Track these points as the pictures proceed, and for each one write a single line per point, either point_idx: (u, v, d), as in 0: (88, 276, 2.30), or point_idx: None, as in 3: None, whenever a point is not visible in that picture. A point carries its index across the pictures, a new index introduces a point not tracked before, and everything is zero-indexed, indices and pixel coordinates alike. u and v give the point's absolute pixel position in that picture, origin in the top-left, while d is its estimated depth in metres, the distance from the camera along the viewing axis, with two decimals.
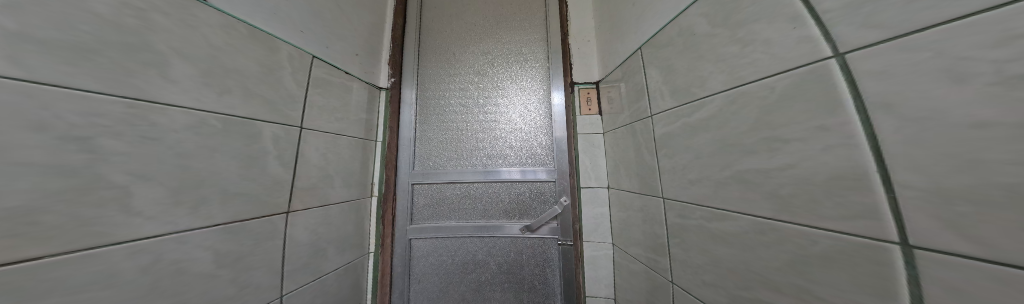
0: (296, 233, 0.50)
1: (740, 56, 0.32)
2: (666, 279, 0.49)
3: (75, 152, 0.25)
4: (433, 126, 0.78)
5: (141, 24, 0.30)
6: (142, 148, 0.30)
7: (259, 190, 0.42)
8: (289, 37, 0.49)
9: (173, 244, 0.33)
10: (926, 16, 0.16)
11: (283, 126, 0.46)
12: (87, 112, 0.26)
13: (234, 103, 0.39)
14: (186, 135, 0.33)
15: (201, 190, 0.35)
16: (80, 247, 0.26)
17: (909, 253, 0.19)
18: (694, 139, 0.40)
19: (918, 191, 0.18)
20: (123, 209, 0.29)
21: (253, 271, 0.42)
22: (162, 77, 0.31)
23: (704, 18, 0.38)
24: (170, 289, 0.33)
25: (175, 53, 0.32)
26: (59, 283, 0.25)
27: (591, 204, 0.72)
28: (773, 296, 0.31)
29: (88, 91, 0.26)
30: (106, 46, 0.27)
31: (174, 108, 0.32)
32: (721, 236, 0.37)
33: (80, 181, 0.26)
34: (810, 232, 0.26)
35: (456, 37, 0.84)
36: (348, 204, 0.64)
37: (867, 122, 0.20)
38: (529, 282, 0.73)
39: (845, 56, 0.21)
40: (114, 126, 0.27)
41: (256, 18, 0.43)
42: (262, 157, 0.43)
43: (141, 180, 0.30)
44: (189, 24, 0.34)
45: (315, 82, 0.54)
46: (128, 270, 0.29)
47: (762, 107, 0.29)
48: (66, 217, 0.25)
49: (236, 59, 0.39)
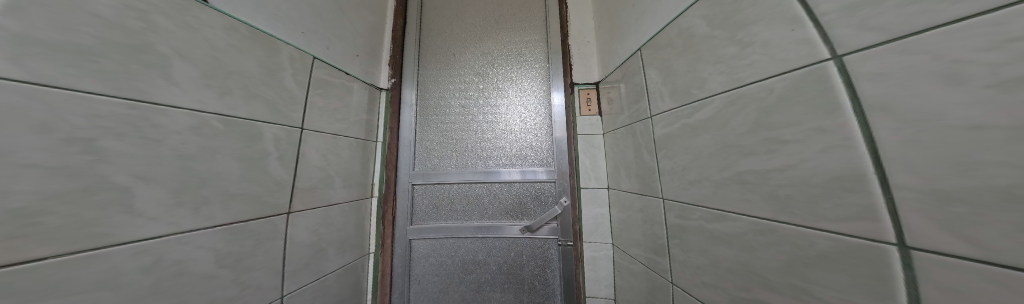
0: (297, 233, 0.50)
1: (739, 58, 0.32)
2: (666, 280, 0.49)
3: (78, 153, 0.25)
4: (433, 126, 0.78)
5: (144, 25, 0.30)
6: (144, 149, 0.30)
7: (260, 191, 0.43)
8: (290, 38, 0.49)
9: (175, 245, 0.33)
10: (923, 19, 0.16)
11: (284, 127, 0.47)
12: (90, 113, 0.26)
13: (235, 104, 0.39)
14: (188, 136, 0.33)
15: (202, 191, 0.35)
16: (83, 248, 0.26)
17: (907, 254, 0.19)
18: (694, 140, 0.40)
19: (915, 193, 0.18)
20: (125, 210, 0.29)
21: (254, 272, 0.42)
22: (164, 78, 0.31)
23: (703, 19, 0.38)
24: (171, 290, 0.33)
25: (177, 54, 0.33)
26: (61, 283, 0.25)
27: (591, 205, 0.72)
28: (772, 296, 0.31)
29: (91, 92, 0.26)
30: (109, 48, 0.27)
31: (175, 109, 0.32)
32: (721, 236, 0.37)
33: (83, 182, 0.26)
34: (809, 233, 0.26)
35: (456, 37, 0.84)
36: (349, 204, 0.64)
37: (865, 123, 0.20)
38: (529, 282, 0.73)
39: (844, 58, 0.21)
40: (117, 127, 0.28)
41: (257, 19, 0.43)
42: (263, 158, 0.43)
43: (143, 181, 0.30)
44: (191, 25, 0.34)
45: (315, 83, 0.54)
46: (130, 271, 0.29)
47: (762, 108, 0.29)
48: (69, 217, 0.25)
49: (238, 60, 0.39)
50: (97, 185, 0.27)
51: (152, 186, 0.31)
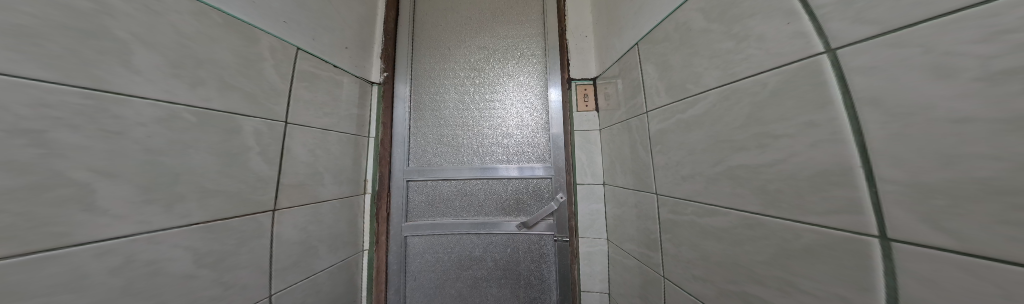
0: (284, 230, 0.48)
1: (737, 52, 0.32)
2: (658, 274, 0.50)
3: (26, 146, 0.23)
4: (430, 122, 0.77)
5: (97, 7, 0.28)
6: (104, 142, 0.28)
7: (241, 187, 0.41)
8: (271, 28, 0.46)
9: (146, 244, 0.32)
10: (919, 10, 0.16)
11: (266, 121, 0.45)
12: (39, 102, 0.24)
13: (210, 95, 0.37)
14: (155, 129, 0.32)
15: (175, 187, 0.34)
16: (39, 247, 0.24)
17: (886, 246, 0.19)
18: (688, 137, 0.40)
19: (900, 186, 0.18)
20: (86, 207, 0.27)
21: (238, 271, 0.41)
22: (123, 67, 0.29)
23: (699, 13, 0.37)
24: (143, 291, 0.31)
25: (138, 40, 0.31)
26: (16, 285, 0.23)
27: (587, 200, 0.72)
28: (757, 289, 0.31)
29: (39, 80, 0.24)
30: (55, 31, 0.25)
31: (140, 100, 0.30)
32: (709, 231, 0.37)
33: (35, 177, 0.24)
34: (794, 226, 0.26)
35: (454, 30, 0.82)
36: (340, 201, 0.63)
37: (855, 118, 0.20)
38: (526, 278, 0.74)
39: (835, 52, 0.21)
40: (69, 118, 0.26)
41: (230, 5, 0.40)
42: (242, 153, 0.41)
43: (106, 176, 0.28)
44: (153, 10, 0.32)
45: (300, 75, 0.52)
46: (95, 272, 0.28)
47: (755, 103, 0.29)
48: (19, 215, 0.23)
49: (210, 49, 0.37)
50: (52, 180, 0.25)
51: (116, 182, 0.29)
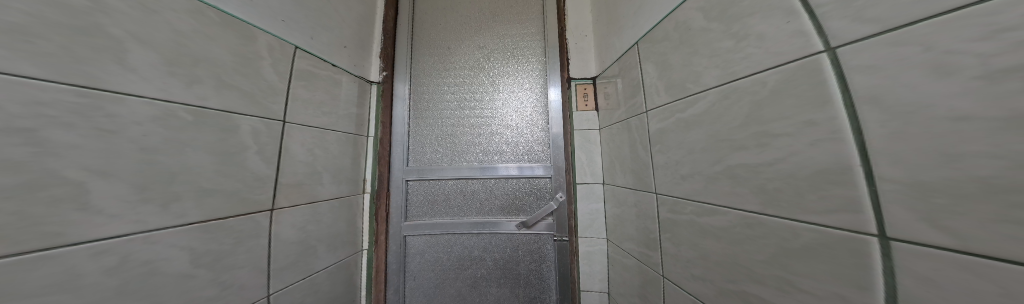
0: (282, 230, 0.48)
1: (736, 51, 0.31)
2: (658, 274, 0.50)
3: (20, 145, 0.23)
4: (430, 121, 0.77)
5: (92, 5, 0.27)
6: (99, 141, 0.28)
7: (239, 186, 0.41)
8: (269, 26, 0.46)
9: (142, 243, 0.31)
10: (920, 8, 0.16)
11: (264, 120, 0.45)
12: (32, 100, 0.24)
13: (206, 94, 0.37)
14: (151, 127, 0.31)
15: (171, 186, 0.34)
16: (33, 247, 0.24)
17: (886, 245, 0.19)
18: (688, 136, 0.40)
19: (899, 185, 0.18)
20: (80, 206, 0.27)
21: (236, 271, 0.41)
22: (118, 65, 0.29)
23: (699, 12, 0.37)
24: (139, 291, 0.31)
25: (133, 38, 0.30)
26: (9, 285, 0.23)
27: (586, 200, 0.72)
28: (757, 288, 0.31)
29: (32, 77, 0.24)
30: (48, 29, 0.25)
31: (135, 99, 0.30)
32: (708, 230, 0.37)
33: (29, 176, 0.24)
34: (794, 225, 0.26)
35: (453, 29, 0.82)
36: (339, 201, 0.62)
37: (855, 117, 0.20)
38: (525, 278, 0.74)
39: (835, 50, 0.21)
40: (63, 117, 0.26)
41: (227, 3, 0.40)
42: (240, 153, 0.41)
43: (100, 175, 0.28)
44: (149, 8, 0.32)
45: (298, 74, 0.52)
46: (90, 272, 0.28)
47: (754, 102, 0.29)
48: (13, 215, 0.23)
49: (207, 47, 0.37)
50: (46, 180, 0.25)
51: (111, 181, 0.29)
